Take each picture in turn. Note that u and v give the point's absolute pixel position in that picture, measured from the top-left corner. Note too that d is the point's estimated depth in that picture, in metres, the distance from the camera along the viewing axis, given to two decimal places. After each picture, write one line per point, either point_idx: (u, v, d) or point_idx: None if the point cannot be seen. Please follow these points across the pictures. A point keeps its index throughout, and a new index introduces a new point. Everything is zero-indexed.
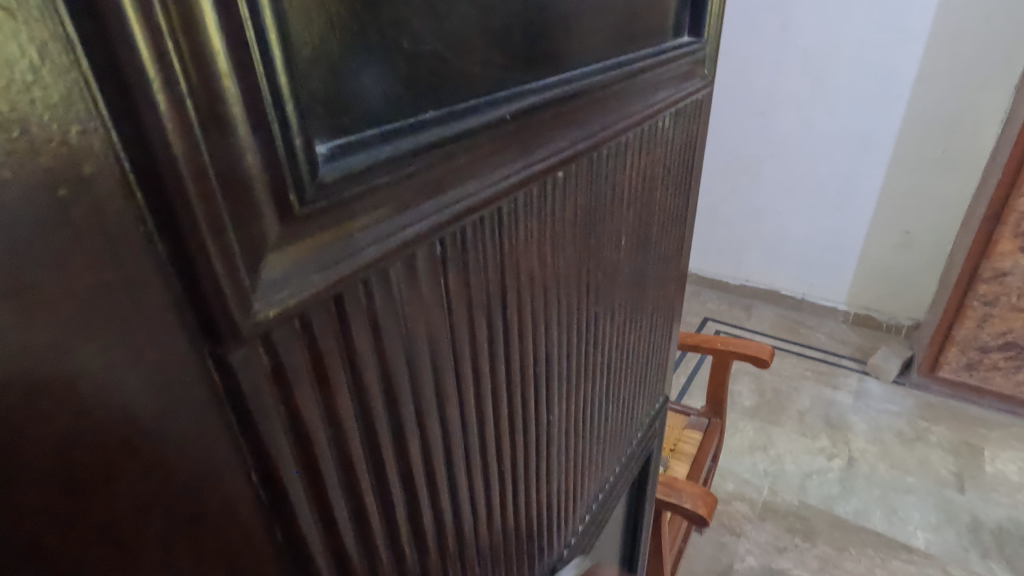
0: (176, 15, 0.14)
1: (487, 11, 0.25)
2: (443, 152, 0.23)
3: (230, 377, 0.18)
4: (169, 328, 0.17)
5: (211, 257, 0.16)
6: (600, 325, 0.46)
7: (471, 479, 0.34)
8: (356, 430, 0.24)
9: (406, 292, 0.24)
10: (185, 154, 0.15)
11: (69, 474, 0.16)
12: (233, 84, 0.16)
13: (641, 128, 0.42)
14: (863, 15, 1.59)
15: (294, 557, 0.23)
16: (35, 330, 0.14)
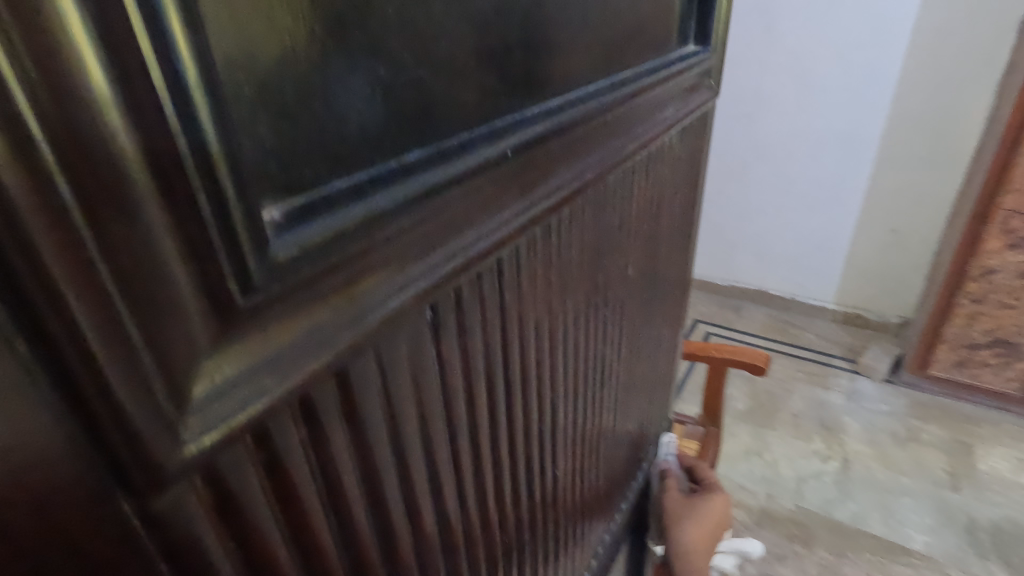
0: (31, 66, 0.10)
1: (480, 27, 0.21)
2: (430, 203, 0.19)
3: (160, 529, 0.14)
4: (61, 479, 0.12)
5: (114, 385, 0.12)
6: (607, 362, 0.42)
7: (472, 558, 0.30)
8: (333, 545, 0.19)
9: (392, 375, 0.20)
10: (61, 259, 0.11)
11: None
12: (136, 150, 0.11)
13: (649, 149, 0.38)
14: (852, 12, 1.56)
15: None
16: None
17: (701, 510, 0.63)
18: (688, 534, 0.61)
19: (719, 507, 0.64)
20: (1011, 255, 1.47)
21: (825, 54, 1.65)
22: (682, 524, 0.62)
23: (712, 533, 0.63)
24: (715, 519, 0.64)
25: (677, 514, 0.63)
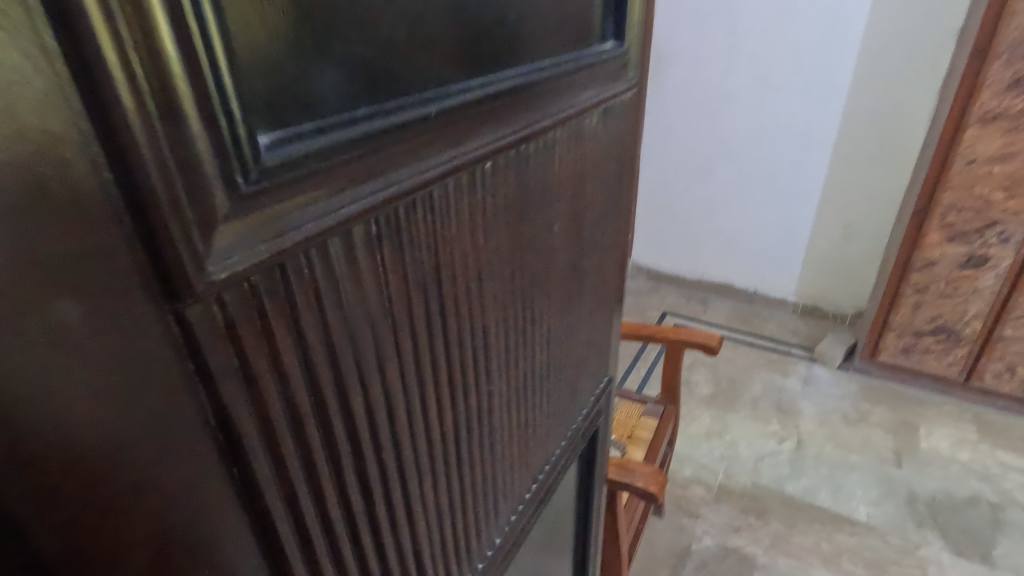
0: (137, 36, 0.18)
1: (412, 21, 0.29)
2: (375, 143, 0.27)
3: (187, 331, 0.22)
4: (131, 283, 0.20)
5: (168, 227, 0.20)
6: (537, 305, 0.50)
7: (415, 440, 0.38)
8: (301, 386, 0.28)
9: (344, 266, 0.28)
10: (148, 149, 0.19)
11: (54, 399, 0.20)
12: (186, 87, 0.19)
13: (568, 124, 0.47)
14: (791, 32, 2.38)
15: (248, 493, 0.27)
16: (26, 283, 0.18)
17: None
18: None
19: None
20: (946, 247, 2.15)
21: (779, 70, 2.47)
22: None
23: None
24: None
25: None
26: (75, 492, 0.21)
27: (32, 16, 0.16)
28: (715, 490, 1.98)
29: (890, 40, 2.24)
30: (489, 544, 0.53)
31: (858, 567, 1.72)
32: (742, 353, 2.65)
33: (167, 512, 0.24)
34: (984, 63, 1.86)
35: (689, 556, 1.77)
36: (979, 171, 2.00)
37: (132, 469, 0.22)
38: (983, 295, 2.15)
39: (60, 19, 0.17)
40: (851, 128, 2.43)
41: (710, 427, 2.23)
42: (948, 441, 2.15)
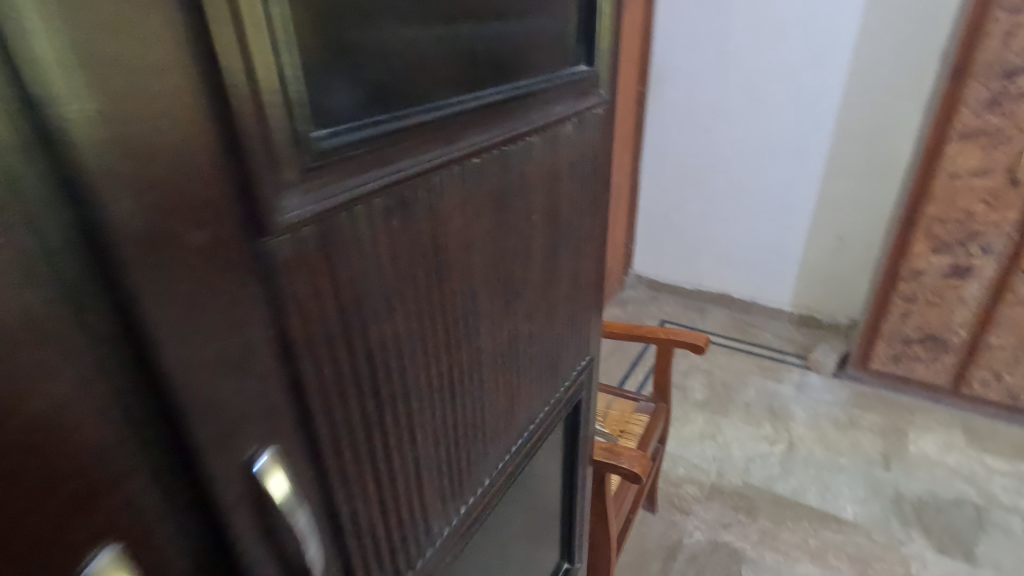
0: (243, 67, 0.29)
1: (417, 52, 0.40)
2: (389, 139, 0.38)
3: (264, 261, 0.32)
4: (234, 225, 0.30)
5: (259, 188, 0.31)
6: (520, 280, 0.61)
7: (416, 376, 0.48)
8: (334, 314, 0.38)
9: (367, 228, 0.39)
10: (250, 139, 0.30)
11: (194, 304, 0.29)
12: (270, 97, 0.30)
13: (545, 131, 0.57)
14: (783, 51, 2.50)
15: (295, 389, 0.37)
16: (184, 221, 0.28)
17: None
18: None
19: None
20: (931, 257, 2.23)
21: (772, 88, 2.59)
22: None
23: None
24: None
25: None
26: (199, 370, 0.31)
27: (194, 54, 0.27)
28: (707, 488, 2.05)
29: (876, 59, 2.35)
30: (480, 482, 0.63)
31: (843, 562, 1.78)
32: (738, 360, 2.73)
33: (247, 392, 0.34)
34: (963, 82, 1.96)
35: (680, 550, 1.84)
36: (961, 184, 2.09)
37: (229, 359, 0.32)
38: (968, 303, 2.22)
39: (207, 57, 0.27)
40: (841, 144, 2.53)
41: (704, 429, 2.31)
42: (935, 446, 2.22)
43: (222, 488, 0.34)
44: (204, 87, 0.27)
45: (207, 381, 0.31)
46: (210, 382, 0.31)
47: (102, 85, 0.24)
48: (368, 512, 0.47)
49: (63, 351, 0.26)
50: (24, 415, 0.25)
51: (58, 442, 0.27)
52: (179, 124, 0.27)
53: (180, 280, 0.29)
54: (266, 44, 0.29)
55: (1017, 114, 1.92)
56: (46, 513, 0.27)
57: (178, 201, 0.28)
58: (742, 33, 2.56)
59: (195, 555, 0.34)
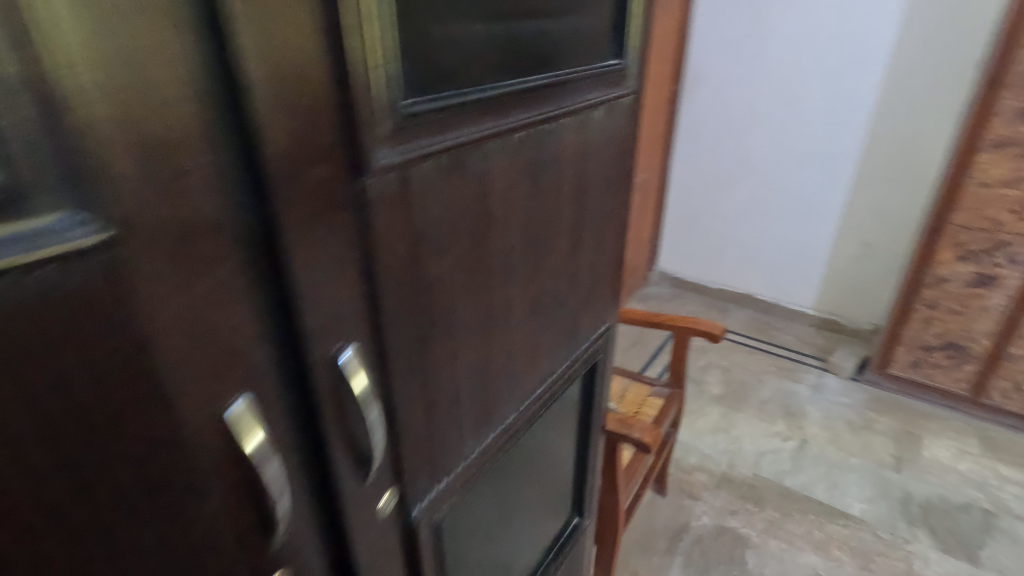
0: (358, 48, 0.39)
1: (478, 41, 0.50)
2: (455, 109, 0.48)
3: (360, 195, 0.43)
4: (342, 166, 0.41)
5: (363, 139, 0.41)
6: (551, 242, 0.70)
7: (462, 310, 0.58)
8: (404, 246, 0.48)
9: (433, 180, 0.49)
10: (359, 101, 0.40)
11: (311, 222, 0.40)
12: (375, 72, 0.40)
13: (579, 113, 0.66)
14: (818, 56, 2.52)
15: (372, 301, 0.47)
16: (311, 159, 0.39)
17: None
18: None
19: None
20: (956, 266, 2.24)
21: (804, 91, 2.62)
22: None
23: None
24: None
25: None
26: (311, 273, 0.41)
27: (328, 37, 0.37)
28: (717, 477, 2.12)
29: (911, 67, 2.36)
30: (506, 416, 0.73)
31: (845, 555, 1.84)
32: (756, 359, 2.78)
33: (340, 297, 0.44)
34: (995, 92, 1.97)
35: (686, 531, 1.92)
36: (989, 193, 2.10)
37: (331, 268, 0.43)
38: (991, 313, 2.23)
39: (336, 40, 0.38)
40: (871, 150, 2.55)
41: (718, 422, 2.37)
42: (949, 452, 2.24)
43: (318, 369, 0.45)
44: (327, 63, 0.38)
45: (316, 282, 0.42)
46: (318, 284, 0.42)
47: (274, 57, 0.34)
48: (416, 417, 0.57)
49: (231, 248, 0.37)
50: (205, 289, 0.36)
51: (222, 312, 0.37)
52: (314, 87, 0.37)
53: (306, 203, 0.39)
54: (369, 32, 0.39)
55: None
56: (212, 363, 0.38)
57: (309, 143, 0.38)
58: (779, 37, 2.59)
59: (295, 422, 0.45)
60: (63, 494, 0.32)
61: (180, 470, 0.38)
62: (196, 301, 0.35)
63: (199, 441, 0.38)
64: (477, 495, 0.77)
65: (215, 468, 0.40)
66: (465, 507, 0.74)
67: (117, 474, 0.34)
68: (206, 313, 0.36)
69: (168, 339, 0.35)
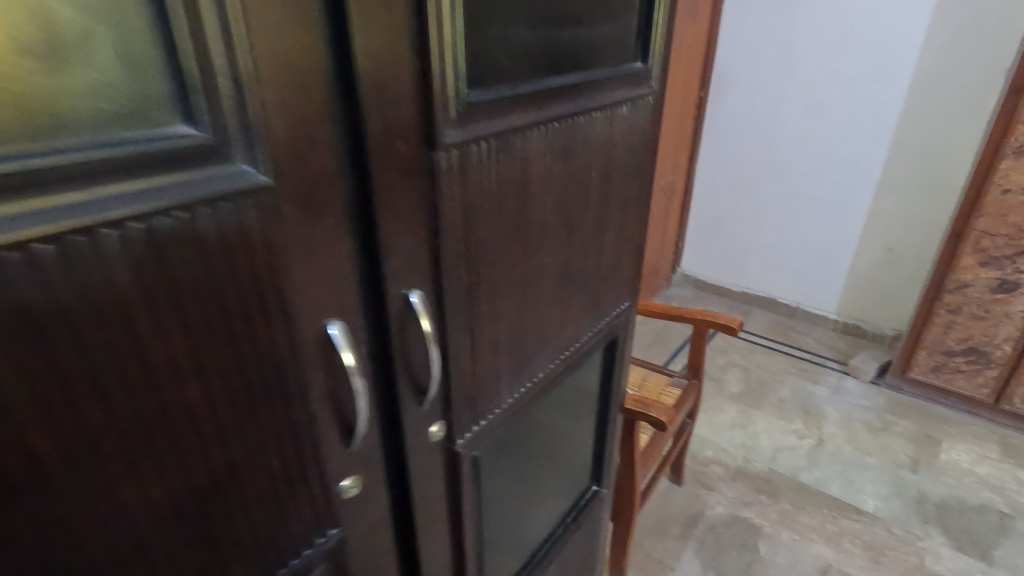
0: (438, 52, 0.50)
1: (527, 46, 0.61)
2: (506, 101, 0.59)
3: (431, 167, 0.54)
4: (420, 142, 0.52)
5: (437, 122, 0.52)
6: (579, 221, 0.80)
7: (504, 273, 0.69)
8: (462, 212, 0.59)
9: (486, 158, 0.60)
10: (437, 92, 0.51)
11: (394, 185, 0.51)
12: (450, 68, 0.51)
13: (607, 109, 0.77)
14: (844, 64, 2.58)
15: (435, 257, 0.58)
16: (397, 135, 0.50)
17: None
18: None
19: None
20: (979, 271, 2.26)
21: (830, 98, 2.67)
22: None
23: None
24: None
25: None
26: (391, 226, 0.52)
27: (416, 43, 0.48)
28: (733, 470, 2.18)
29: (938, 75, 2.40)
30: (536, 373, 0.84)
31: (857, 547, 1.88)
32: (776, 360, 2.82)
33: (412, 248, 0.55)
34: (1020, 100, 2.00)
35: (700, 518, 1.99)
36: (1012, 199, 2.13)
37: (405, 224, 0.54)
38: (1013, 319, 2.25)
39: (421, 45, 0.49)
40: (896, 156, 2.59)
41: (735, 418, 2.43)
42: (967, 456, 2.26)
43: (392, 306, 0.56)
44: (411, 59, 0.49)
45: (395, 234, 0.53)
46: (396, 236, 0.53)
47: (378, 57, 0.46)
48: (463, 359, 0.68)
49: (338, 201, 0.48)
50: (319, 231, 0.47)
51: (329, 251, 0.48)
52: (402, 81, 0.49)
53: (391, 170, 0.50)
54: (446, 34, 0.50)
55: None
56: (318, 291, 0.49)
57: (396, 123, 0.49)
58: (806, 44, 2.65)
59: (372, 350, 0.56)
60: (222, 374, 0.43)
61: (291, 376, 0.48)
62: (312, 240, 0.46)
63: (308, 352, 0.49)
64: (507, 443, 0.87)
65: (315, 378, 0.51)
66: (497, 451, 0.85)
67: (253, 368, 0.45)
68: (318, 250, 0.47)
69: (293, 268, 0.46)
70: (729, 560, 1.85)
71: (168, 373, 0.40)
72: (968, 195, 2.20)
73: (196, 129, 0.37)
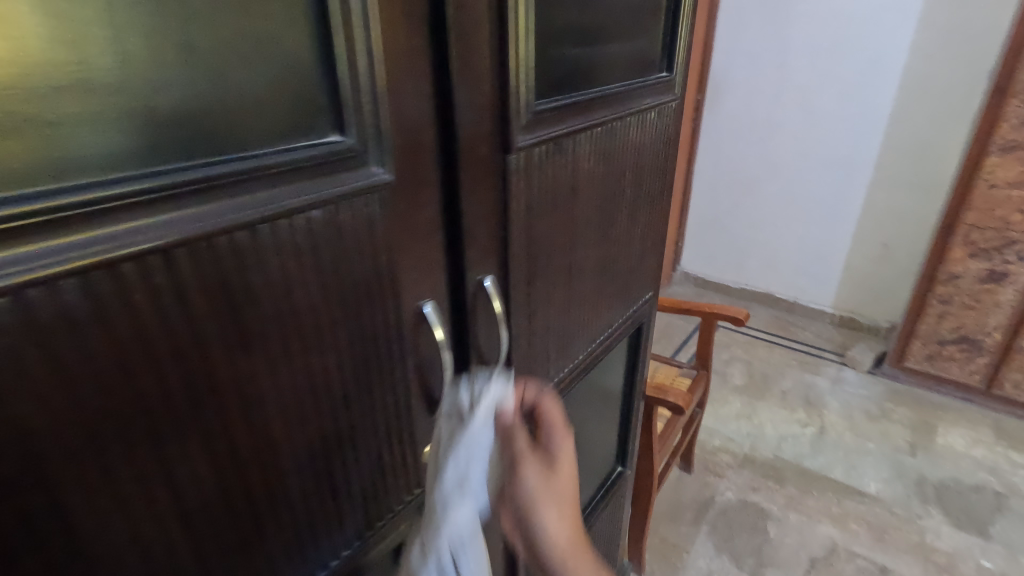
0: (514, 70, 0.58)
1: (576, 61, 0.69)
2: (562, 109, 0.67)
3: (505, 167, 0.62)
4: (498, 146, 0.60)
5: (512, 129, 0.60)
6: (615, 216, 0.89)
7: (555, 263, 0.77)
8: (525, 208, 0.67)
9: (544, 160, 0.68)
10: (513, 102, 0.59)
11: (476, 184, 0.59)
12: (523, 83, 0.60)
13: (639, 115, 0.85)
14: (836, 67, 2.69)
15: (504, 248, 0.66)
16: (480, 140, 0.58)
17: (559, 495, 0.59)
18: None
19: (568, 469, 0.61)
20: (969, 263, 2.37)
21: (822, 100, 2.78)
22: (549, 523, 0.58)
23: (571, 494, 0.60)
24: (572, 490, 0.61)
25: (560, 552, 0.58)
26: (473, 219, 0.60)
27: (498, 62, 0.57)
28: (740, 458, 2.27)
29: (925, 77, 2.51)
30: (576, 356, 0.92)
31: (862, 528, 1.97)
32: (777, 353, 2.92)
33: (487, 240, 0.64)
34: (1003, 100, 2.12)
35: (711, 504, 2.07)
36: (999, 194, 2.24)
37: (482, 218, 0.62)
38: (1003, 308, 2.36)
39: (503, 63, 0.57)
40: (887, 154, 2.70)
41: (740, 409, 2.52)
42: (963, 440, 2.36)
43: (471, 290, 0.64)
44: (492, 74, 0.57)
45: (476, 227, 0.61)
46: (477, 228, 0.61)
47: (469, 74, 0.54)
48: (521, 340, 0.76)
49: (435, 198, 0.56)
50: (421, 225, 0.55)
51: (427, 241, 0.57)
52: (487, 96, 0.57)
53: (475, 170, 0.58)
54: (521, 53, 0.58)
55: None
56: (418, 274, 0.57)
57: (480, 130, 0.58)
58: (799, 49, 2.76)
59: (453, 328, 0.64)
60: (348, 347, 0.51)
61: (396, 351, 0.56)
62: (416, 231, 0.55)
63: (409, 327, 0.57)
64: None
65: (413, 353, 0.59)
66: None
67: (371, 343, 0.53)
68: (419, 240, 0.56)
69: (403, 254, 0.54)
70: (742, 543, 1.93)
71: (310, 344, 0.47)
72: (957, 191, 2.31)
73: (347, 136, 0.44)
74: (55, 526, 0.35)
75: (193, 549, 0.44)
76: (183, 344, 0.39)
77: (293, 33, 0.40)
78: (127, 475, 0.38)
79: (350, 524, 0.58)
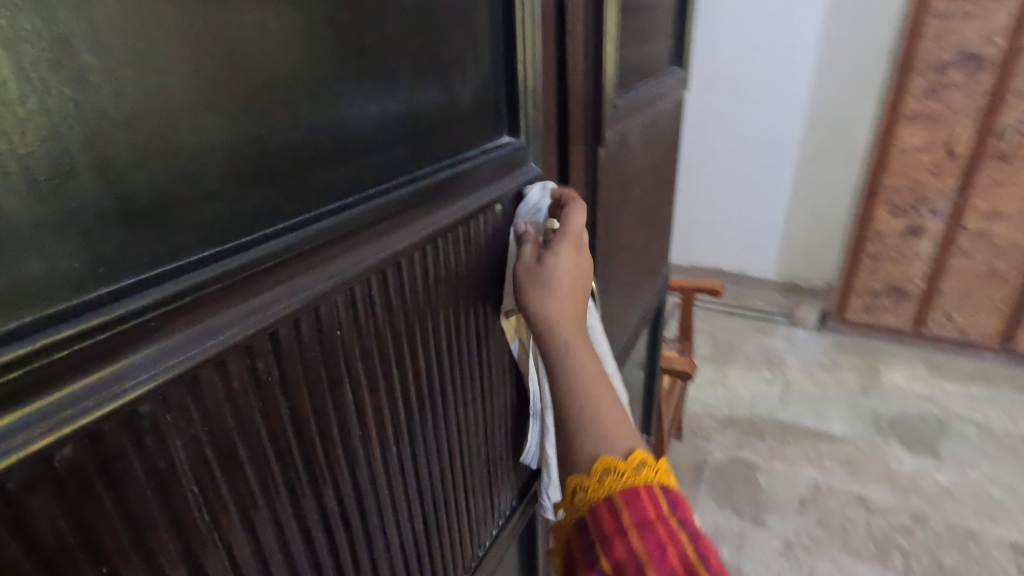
0: (609, 71, 0.65)
1: (628, 63, 0.78)
2: (625, 105, 0.76)
3: (596, 159, 0.69)
4: (591, 140, 0.68)
5: (604, 124, 0.68)
6: (649, 200, 0.99)
7: (618, 246, 0.86)
8: (605, 196, 0.75)
9: (615, 152, 0.76)
10: (606, 101, 0.66)
11: (577, 175, 0.67)
12: (612, 83, 0.67)
13: (664, 108, 0.95)
14: (759, 54, 2.94)
15: (592, 232, 0.74)
16: (580, 136, 0.65)
17: (558, 276, 0.49)
18: (594, 432, 0.45)
19: (577, 256, 0.50)
20: (891, 221, 2.62)
21: (750, 85, 3.03)
22: (532, 312, 0.48)
23: (584, 284, 0.50)
24: (586, 282, 0.51)
25: (551, 337, 0.48)
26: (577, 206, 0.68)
27: (598, 66, 0.64)
28: (722, 420, 2.45)
29: (834, 60, 2.80)
30: (626, 332, 1.02)
31: (837, 466, 2.20)
32: (734, 321, 3.16)
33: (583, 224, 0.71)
34: (906, 76, 2.34)
35: (705, 465, 2.23)
36: (911, 158, 2.47)
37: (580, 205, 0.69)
38: (922, 258, 2.62)
39: (599, 65, 0.64)
40: (809, 131, 2.98)
41: (714, 375, 2.72)
42: (904, 377, 2.66)
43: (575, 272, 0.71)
44: (588, 75, 0.64)
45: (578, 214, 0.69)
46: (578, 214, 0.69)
47: (577, 77, 0.61)
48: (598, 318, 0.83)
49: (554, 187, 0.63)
50: None
51: None
52: (586, 96, 0.64)
53: (577, 162, 0.66)
54: (612, 56, 0.65)
55: (951, 100, 2.30)
56: None
57: (581, 127, 0.65)
58: (724, 39, 3.00)
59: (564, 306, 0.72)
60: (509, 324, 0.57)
61: None
62: None
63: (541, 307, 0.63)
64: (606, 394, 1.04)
65: None
66: None
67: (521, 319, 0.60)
68: None
69: None
70: (739, 496, 2.10)
71: (491, 321, 0.54)
72: (877, 160, 2.54)
73: (518, 137, 0.51)
74: (350, 498, 0.39)
75: (421, 513, 0.49)
76: (426, 325, 0.44)
77: (484, 46, 0.46)
78: (392, 445, 0.43)
79: (506, 482, 0.65)
